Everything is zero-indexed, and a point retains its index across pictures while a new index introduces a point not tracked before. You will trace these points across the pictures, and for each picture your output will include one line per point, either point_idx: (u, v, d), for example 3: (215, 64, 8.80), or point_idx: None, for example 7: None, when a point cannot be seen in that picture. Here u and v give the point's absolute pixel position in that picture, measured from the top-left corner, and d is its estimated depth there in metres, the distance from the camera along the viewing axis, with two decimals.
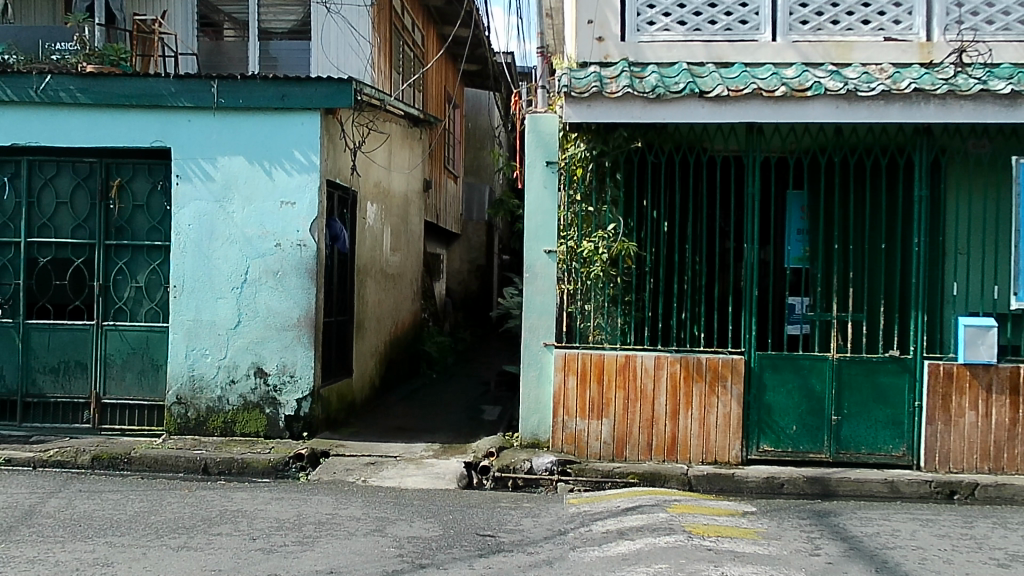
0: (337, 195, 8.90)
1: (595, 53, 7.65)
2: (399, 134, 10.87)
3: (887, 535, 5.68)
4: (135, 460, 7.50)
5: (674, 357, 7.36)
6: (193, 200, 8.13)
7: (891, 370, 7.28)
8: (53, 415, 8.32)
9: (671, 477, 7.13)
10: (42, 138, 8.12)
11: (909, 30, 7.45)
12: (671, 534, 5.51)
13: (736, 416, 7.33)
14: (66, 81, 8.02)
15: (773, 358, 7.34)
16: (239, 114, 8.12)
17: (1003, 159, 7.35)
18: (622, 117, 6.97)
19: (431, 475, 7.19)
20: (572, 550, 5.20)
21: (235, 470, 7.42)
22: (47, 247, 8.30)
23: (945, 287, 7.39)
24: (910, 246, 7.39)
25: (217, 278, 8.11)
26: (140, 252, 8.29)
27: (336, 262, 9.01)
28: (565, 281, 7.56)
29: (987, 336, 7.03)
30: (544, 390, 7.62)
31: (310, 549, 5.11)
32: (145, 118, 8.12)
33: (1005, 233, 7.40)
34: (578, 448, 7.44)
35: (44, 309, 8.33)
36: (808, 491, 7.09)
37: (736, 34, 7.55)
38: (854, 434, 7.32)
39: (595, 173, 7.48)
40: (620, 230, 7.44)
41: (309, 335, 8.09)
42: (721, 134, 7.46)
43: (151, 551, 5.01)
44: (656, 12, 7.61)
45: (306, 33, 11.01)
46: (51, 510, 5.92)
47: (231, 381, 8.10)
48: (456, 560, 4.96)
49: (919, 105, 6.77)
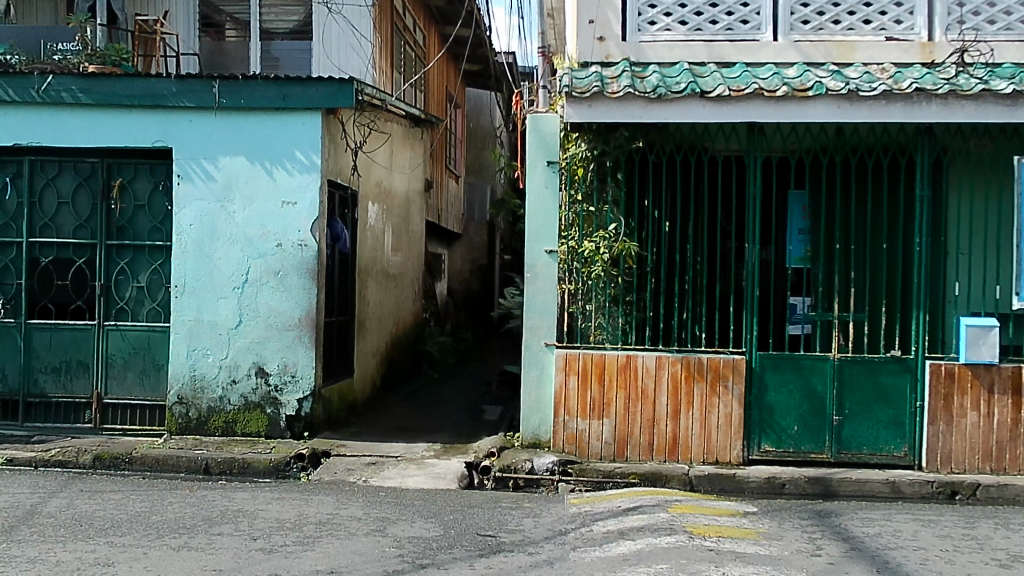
0: (337, 196, 8.86)
1: (596, 53, 7.64)
2: (399, 134, 10.83)
3: (888, 536, 5.67)
4: (137, 460, 7.51)
5: (675, 358, 7.34)
6: (194, 200, 8.14)
7: (892, 370, 7.27)
8: (54, 415, 8.33)
9: (672, 477, 7.12)
10: (44, 138, 8.13)
11: (911, 30, 7.44)
12: (671, 534, 5.50)
13: (737, 416, 7.32)
14: (67, 81, 8.03)
15: (774, 358, 7.33)
16: (241, 114, 8.12)
17: (1004, 159, 7.33)
18: (622, 117, 6.97)
19: (432, 475, 7.19)
20: (573, 551, 5.19)
21: (236, 471, 7.42)
22: (49, 247, 8.31)
23: (947, 287, 7.38)
24: (911, 246, 7.38)
25: (218, 278, 8.12)
26: (142, 252, 8.30)
27: (336, 262, 8.99)
28: (566, 281, 7.56)
29: (989, 336, 7.03)
30: (545, 390, 7.61)
31: (310, 549, 5.11)
32: (147, 117, 8.13)
33: (1007, 233, 7.38)
34: (579, 448, 7.43)
35: (45, 309, 8.34)
36: (809, 491, 7.08)
37: (737, 34, 7.55)
38: (855, 435, 7.31)
39: (596, 173, 7.48)
40: (620, 230, 7.44)
41: (310, 335, 8.09)
42: (723, 133, 7.45)
43: (152, 552, 5.01)
44: (657, 11, 7.60)
45: (307, 33, 11.01)
46: (52, 510, 5.92)
47: (232, 381, 8.10)
48: (457, 560, 4.96)
49: (921, 105, 6.76)
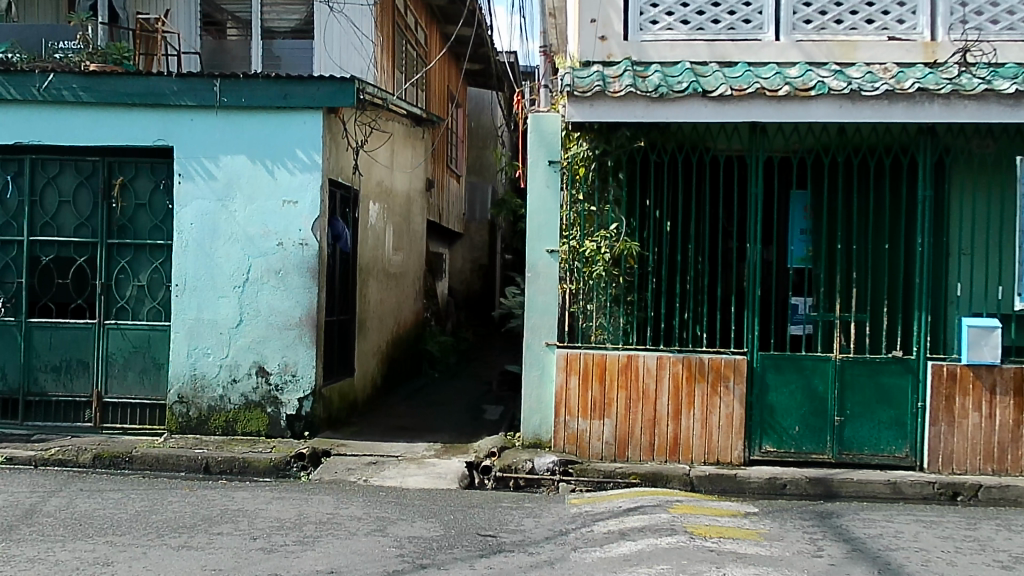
0: (337, 196, 8.83)
1: (598, 52, 7.62)
2: (400, 134, 10.81)
3: (890, 537, 5.65)
4: (138, 459, 7.50)
5: (676, 358, 7.33)
6: (195, 199, 8.13)
7: (893, 371, 7.26)
8: (55, 414, 8.32)
9: (674, 477, 7.11)
10: (44, 136, 8.12)
11: (914, 29, 7.42)
12: (672, 534, 5.49)
13: (738, 416, 7.31)
14: (69, 80, 8.02)
15: (776, 358, 7.31)
16: (242, 112, 8.11)
17: (1007, 159, 7.32)
18: (624, 116, 6.95)
19: (432, 475, 7.17)
20: (573, 551, 5.18)
21: (236, 470, 7.41)
22: (49, 245, 8.30)
23: (949, 287, 7.36)
24: (913, 246, 7.36)
25: (219, 277, 8.11)
26: (143, 251, 8.29)
27: (337, 262, 8.98)
28: (567, 281, 7.55)
29: (990, 337, 7.01)
30: (545, 389, 7.60)
31: (310, 549, 5.09)
32: (148, 116, 8.12)
33: (1010, 233, 7.37)
34: (580, 448, 7.42)
35: (46, 307, 8.33)
36: (810, 492, 7.07)
37: (739, 33, 7.53)
38: (856, 436, 7.30)
39: (597, 172, 7.47)
40: (622, 229, 7.42)
41: (310, 334, 8.08)
42: (725, 133, 7.43)
43: (151, 551, 5.00)
44: (659, 11, 7.58)
45: (308, 32, 11.00)
46: (51, 509, 5.91)
47: (233, 381, 8.09)
48: (457, 560, 4.94)
49: (923, 105, 6.74)
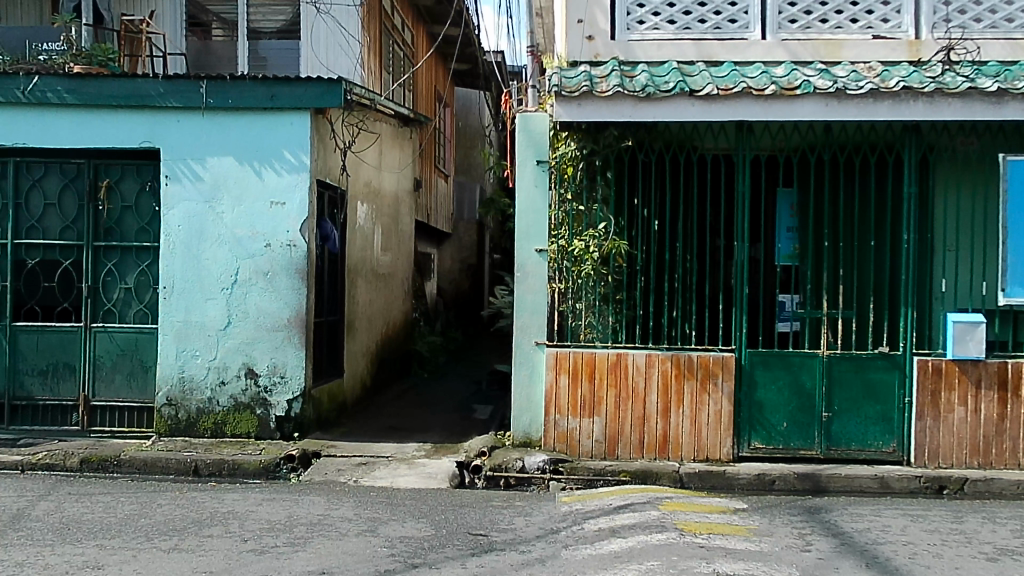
0: (326, 195, 8.87)
1: (585, 52, 7.65)
2: (388, 134, 10.82)
3: (877, 531, 5.70)
4: (126, 462, 7.46)
5: (665, 356, 7.37)
6: (182, 200, 8.11)
7: (880, 366, 7.32)
8: (42, 418, 8.28)
9: (664, 475, 7.14)
10: (29, 138, 8.08)
11: (898, 28, 7.47)
12: (662, 531, 5.52)
13: (728, 412, 7.36)
14: (54, 82, 7.98)
15: (764, 355, 7.35)
16: (228, 113, 8.09)
17: (990, 156, 7.39)
18: (611, 116, 6.99)
19: (423, 475, 7.20)
20: (564, 549, 5.20)
21: (226, 472, 7.40)
22: (35, 248, 8.24)
23: (934, 283, 7.41)
24: (898, 243, 7.42)
25: (207, 278, 8.09)
26: (130, 253, 8.25)
27: (326, 262, 8.95)
28: (557, 280, 7.59)
29: (976, 332, 7.10)
30: (536, 388, 7.62)
31: (302, 550, 5.10)
32: (134, 118, 8.09)
33: (994, 230, 7.43)
34: (570, 446, 7.45)
35: (32, 311, 8.28)
36: (799, 487, 7.08)
37: (725, 33, 7.58)
38: (845, 431, 7.36)
39: (586, 172, 7.50)
40: (611, 229, 7.45)
41: (299, 334, 8.07)
42: (711, 132, 7.46)
43: (142, 554, 5.00)
44: (645, 11, 7.62)
45: (294, 33, 10.99)
46: (39, 514, 5.88)
47: (222, 382, 8.08)
48: (448, 560, 4.96)
49: (908, 102, 6.79)
